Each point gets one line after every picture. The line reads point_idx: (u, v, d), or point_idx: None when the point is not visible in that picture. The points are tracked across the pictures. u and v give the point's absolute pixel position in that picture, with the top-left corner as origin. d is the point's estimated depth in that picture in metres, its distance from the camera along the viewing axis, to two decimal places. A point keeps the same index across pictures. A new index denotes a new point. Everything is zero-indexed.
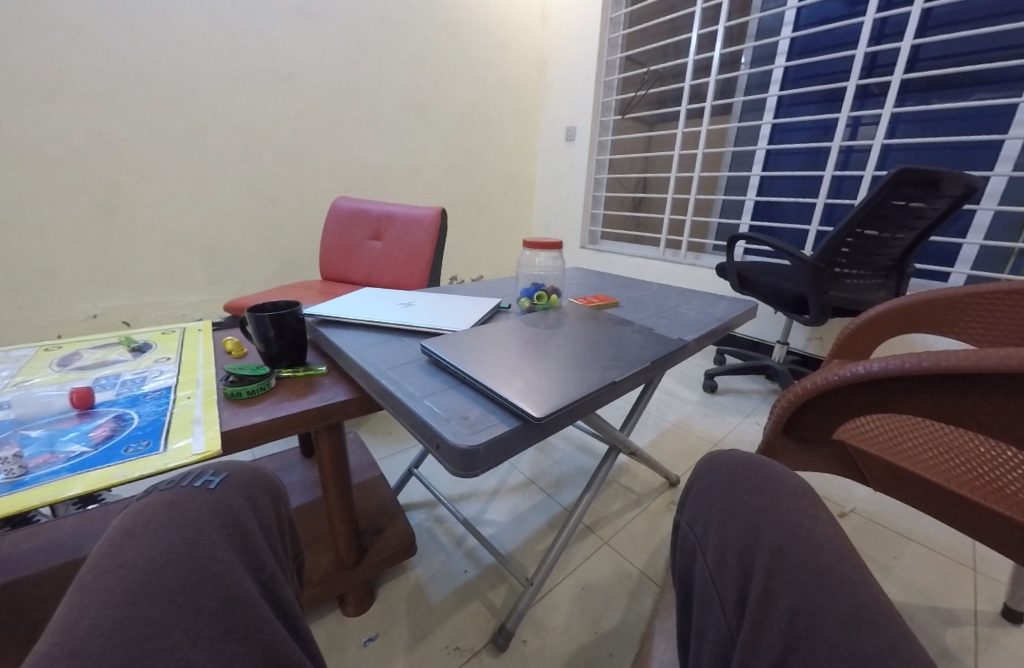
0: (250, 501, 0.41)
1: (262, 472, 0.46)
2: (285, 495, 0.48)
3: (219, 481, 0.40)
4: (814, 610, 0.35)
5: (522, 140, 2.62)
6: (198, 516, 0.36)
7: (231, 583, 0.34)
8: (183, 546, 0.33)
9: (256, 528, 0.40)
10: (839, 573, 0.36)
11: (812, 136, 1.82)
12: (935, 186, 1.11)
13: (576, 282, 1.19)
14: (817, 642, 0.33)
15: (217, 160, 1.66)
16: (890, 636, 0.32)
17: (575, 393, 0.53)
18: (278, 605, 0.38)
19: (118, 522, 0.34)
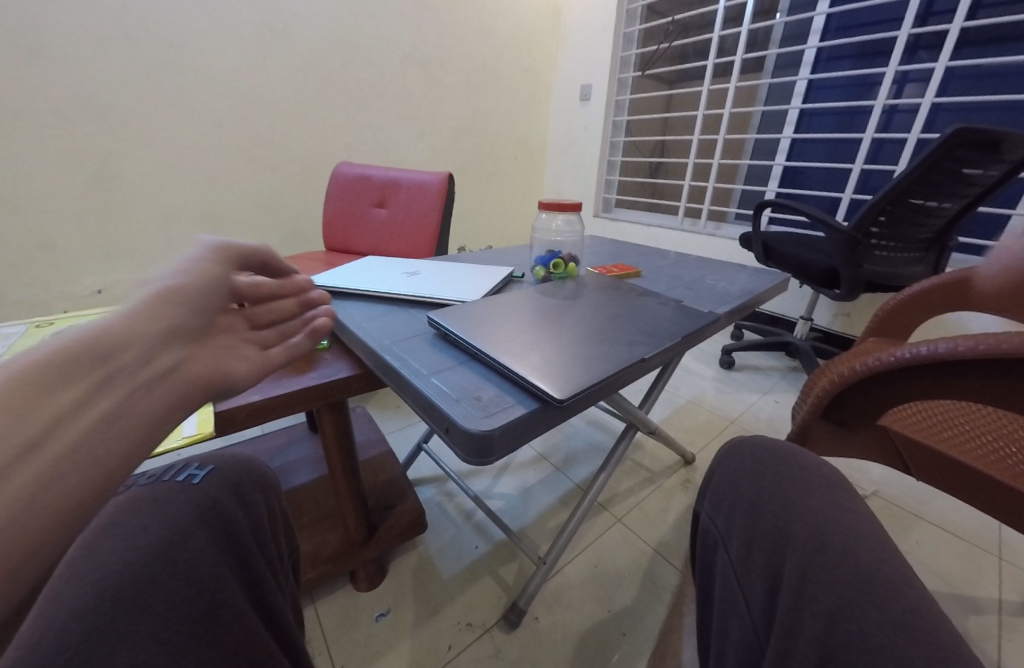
0: (239, 495, 0.39)
1: (252, 462, 0.43)
2: (278, 485, 0.46)
3: (203, 474, 0.37)
4: (853, 616, 0.31)
5: (535, 101, 2.49)
6: (179, 514, 0.34)
7: (214, 587, 0.32)
8: (163, 548, 0.31)
9: (244, 525, 0.37)
10: (882, 576, 0.32)
11: (848, 94, 1.69)
12: (995, 148, 1.01)
13: (592, 251, 1.13)
14: (855, 654, 0.30)
15: (216, 125, 1.59)
16: (937, 652, 0.28)
17: (599, 372, 0.48)
18: (264, 607, 0.36)
19: (96, 517, 0.33)
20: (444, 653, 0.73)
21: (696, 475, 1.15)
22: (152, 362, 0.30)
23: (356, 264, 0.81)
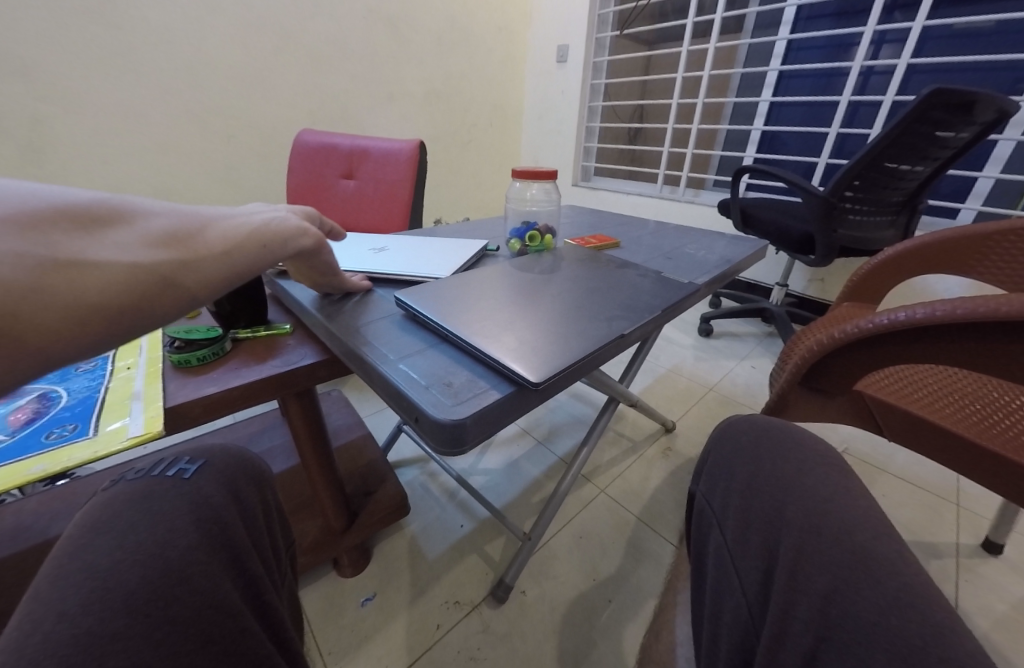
0: (232, 491, 0.36)
1: (245, 456, 0.40)
2: (273, 478, 0.43)
3: (194, 469, 0.35)
4: (848, 594, 0.31)
5: (508, 62, 2.36)
6: (171, 509, 0.31)
7: (211, 588, 0.29)
8: (153, 549, 0.29)
9: (241, 522, 0.34)
10: (879, 555, 0.32)
11: (826, 55, 1.65)
12: (968, 109, 1.00)
13: (571, 222, 1.09)
14: (851, 631, 0.30)
15: (160, 89, 1.43)
16: (931, 624, 0.28)
17: (577, 351, 0.46)
18: (264, 611, 0.32)
19: (84, 516, 0.31)
20: (434, 632, 0.73)
21: (677, 443, 1.16)
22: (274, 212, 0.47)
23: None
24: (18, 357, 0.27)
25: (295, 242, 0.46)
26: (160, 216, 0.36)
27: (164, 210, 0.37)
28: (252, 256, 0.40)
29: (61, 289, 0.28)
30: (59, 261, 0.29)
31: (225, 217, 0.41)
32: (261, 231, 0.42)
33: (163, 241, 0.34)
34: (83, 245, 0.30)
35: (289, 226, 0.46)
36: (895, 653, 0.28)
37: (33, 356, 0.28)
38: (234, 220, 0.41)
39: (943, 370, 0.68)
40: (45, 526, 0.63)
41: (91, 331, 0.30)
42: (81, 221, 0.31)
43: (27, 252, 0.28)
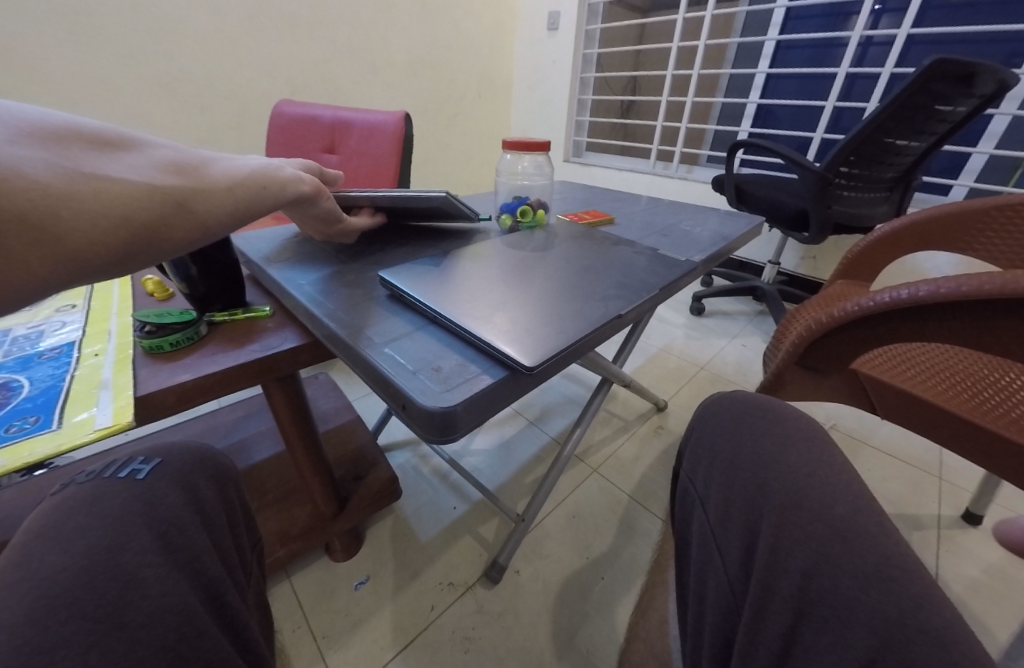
0: (189, 488, 0.35)
1: (203, 451, 0.39)
2: (238, 476, 0.41)
3: (148, 469, 0.34)
4: (830, 569, 0.30)
5: (497, 28, 2.25)
6: (122, 512, 0.30)
7: (166, 590, 0.28)
8: (104, 552, 0.28)
9: (200, 521, 0.33)
10: (860, 530, 0.32)
11: (824, 24, 1.60)
12: (968, 81, 0.98)
13: (563, 198, 1.06)
14: (834, 607, 0.29)
15: (126, 56, 1.34)
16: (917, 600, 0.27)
17: (572, 334, 0.44)
18: (227, 611, 0.31)
19: (33, 521, 0.30)
20: (427, 614, 0.73)
21: (669, 422, 1.17)
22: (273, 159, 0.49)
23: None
24: (49, 258, 0.28)
25: (300, 184, 0.48)
26: (168, 149, 0.37)
27: (172, 141, 0.38)
28: (260, 191, 0.41)
29: (86, 200, 0.29)
30: (82, 173, 0.30)
31: (228, 158, 0.42)
32: (263, 172, 0.43)
33: (175, 167, 0.35)
34: (103, 163, 0.31)
35: (290, 170, 0.47)
36: (871, 624, 0.28)
37: (62, 261, 0.29)
38: (236, 159, 0.42)
39: (937, 348, 0.68)
40: (20, 521, 0.61)
41: (111, 247, 0.31)
42: (93, 142, 0.32)
43: (54, 163, 0.29)
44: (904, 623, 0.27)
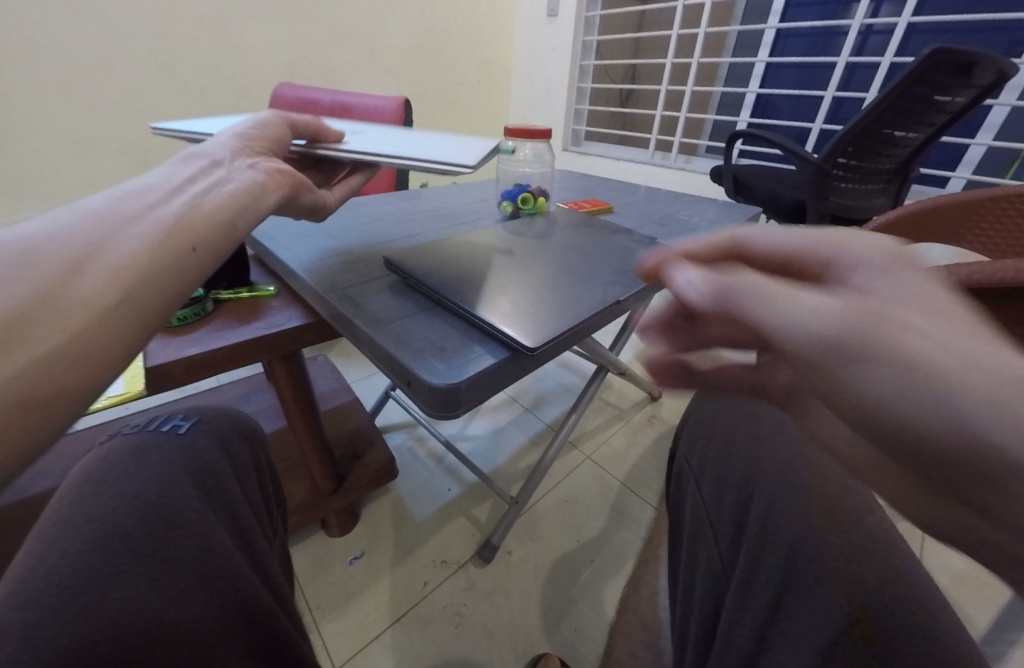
0: (224, 446, 0.40)
1: (234, 414, 0.45)
2: (263, 439, 0.47)
3: (188, 424, 0.40)
4: (815, 542, 0.32)
5: (496, 14, 2.22)
6: (166, 462, 0.35)
7: (205, 533, 0.31)
8: (149, 495, 0.32)
9: (232, 476, 0.38)
10: (845, 504, 0.33)
11: (824, 12, 1.58)
12: (967, 71, 0.98)
13: (561, 186, 1.06)
14: (816, 569, 0.31)
15: (123, 35, 1.31)
16: (893, 566, 0.29)
17: (573, 318, 0.45)
18: (257, 558, 0.35)
19: (86, 465, 0.34)
20: (420, 590, 0.75)
21: (662, 410, 1.18)
22: (201, 175, 0.38)
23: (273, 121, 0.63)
24: None
25: (237, 221, 0.37)
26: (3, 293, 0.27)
27: (34, 248, 0.29)
28: (165, 279, 0.32)
29: None
30: None
31: (113, 236, 0.31)
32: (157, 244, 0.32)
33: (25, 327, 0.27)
34: None
35: (218, 208, 0.36)
36: (844, 586, 0.29)
37: None
38: (131, 226, 0.32)
39: None
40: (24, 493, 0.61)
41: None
42: None
43: None
44: (886, 586, 0.28)
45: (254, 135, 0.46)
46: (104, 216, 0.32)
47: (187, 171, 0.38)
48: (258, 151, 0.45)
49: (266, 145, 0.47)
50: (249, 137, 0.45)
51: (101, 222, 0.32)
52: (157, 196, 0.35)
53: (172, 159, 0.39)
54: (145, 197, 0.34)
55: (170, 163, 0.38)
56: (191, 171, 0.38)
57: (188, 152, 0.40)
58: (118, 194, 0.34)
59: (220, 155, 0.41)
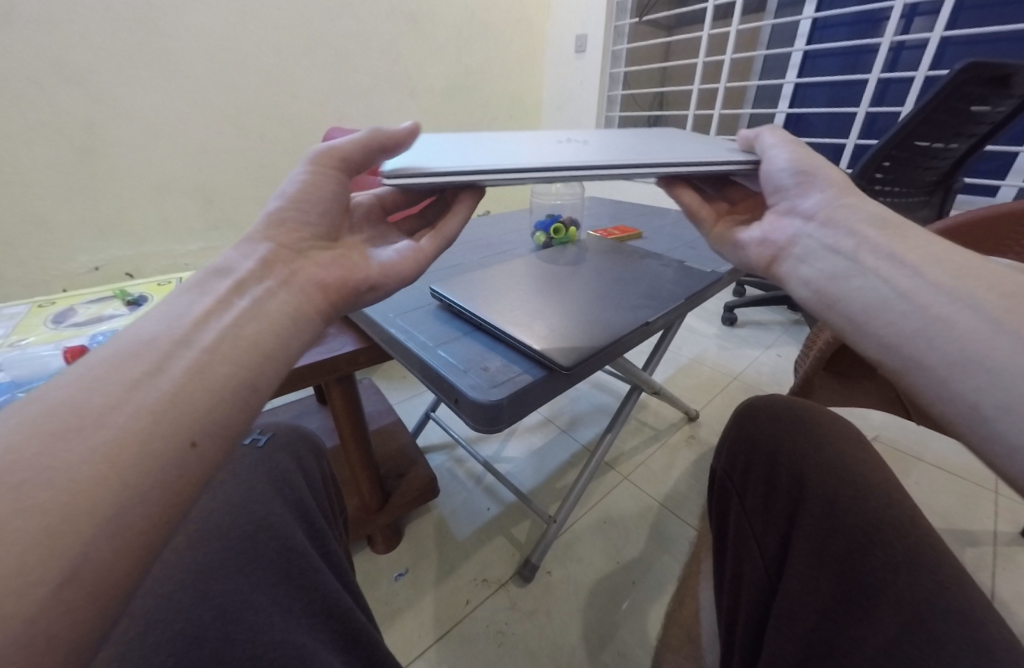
0: (295, 457, 0.44)
1: (305, 431, 0.49)
2: (327, 453, 0.51)
3: (265, 439, 0.44)
4: (861, 559, 0.32)
5: (527, 52, 2.34)
6: (251, 473, 0.39)
7: (285, 534, 0.35)
8: (237, 502, 0.36)
9: (304, 485, 0.42)
10: (894, 520, 0.33)
11: (854, 32, 1.59)
12: (1003, 83, 0.96)
13: (592, 213, 1.10)
14: (867, 584, 0.31)
15: (197, 92, 1.48)
16: (940, 581, 0.29)
17: (605, 339, 0.48)
18: (328, 557, 0.39)
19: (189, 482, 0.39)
20: (463, 607, 0.77)
21: (700, 431, 1.17)
22: (221, 306, 0.34)
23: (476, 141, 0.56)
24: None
25: (233, 388, 0.31)
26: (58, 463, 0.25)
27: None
28: (139, 491, 0.26)
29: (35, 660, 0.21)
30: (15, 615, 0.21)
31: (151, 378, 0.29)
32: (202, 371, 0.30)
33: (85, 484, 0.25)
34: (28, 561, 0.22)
35: (212, 381, 0.30)
36: (897, 603, 0.29)
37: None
38: (105, 429, 0.26)
39: None
40: None
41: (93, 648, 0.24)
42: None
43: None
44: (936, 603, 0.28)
45: (293, 225, 0.42)
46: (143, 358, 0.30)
47: (189, 326, 0.32)
48: (295, 247, 0.41)
49: (306, 236, 0.43)
50: (277, 226, 0.42)
51: (63, 424, 0.26)
52: (143, 369, 0.29)
53: (175, 294, 0.34)
54: (123, 376, 0.28)
55: (177, 301, 0.34)
56: (203, 313, 0.33)
57: (208, 273, 0.36)
58: (99, 369, 0.28)
59: (246, 274, 0.37)
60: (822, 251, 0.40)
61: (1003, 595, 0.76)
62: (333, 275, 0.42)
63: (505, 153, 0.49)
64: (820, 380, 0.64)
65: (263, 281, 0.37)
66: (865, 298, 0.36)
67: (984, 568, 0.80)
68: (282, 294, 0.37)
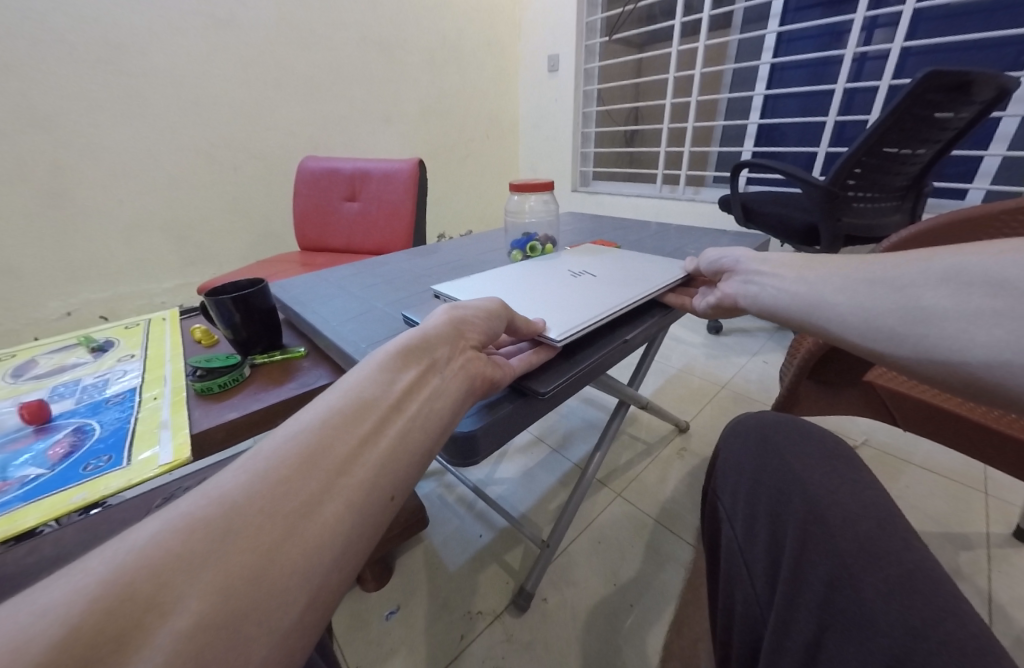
0: None
1: None
2: None
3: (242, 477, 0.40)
4: (851, 580, 0.31)
5: (501, 75, 2.39)
6: None
7: None
8: None
9: None
10: (881, 541, 0.32)
11: (818, 44, 1.65)
12: (965, 90, 1.00)
13: (571, 229, 1.10)
14: (856, 615, 0.30)
15: (169, 128, 1.48)
16: (937, 601, 0.28)
17: (584, 359, 0.46)
18: None
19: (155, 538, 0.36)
20: (458, 643, 0.74)
21: (691, 443, 1.16)
22: (415, 387, 0.32)
23: (494, 282, 0.60)
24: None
25: (424, 456, 0.31)
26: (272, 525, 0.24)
27: (229, 521, 0.23)
28: (345, 559, 0.25)
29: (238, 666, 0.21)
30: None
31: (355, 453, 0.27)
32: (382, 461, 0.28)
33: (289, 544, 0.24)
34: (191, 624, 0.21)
35: (413, 454, 0.30)
36: (890, 630, 0.28)
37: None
38: (342, 483, 0.26)
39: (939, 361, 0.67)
40: None
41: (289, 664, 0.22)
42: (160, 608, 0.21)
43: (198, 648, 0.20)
44: (930, 628, 0.27)
45: (469, 319, 0.40)
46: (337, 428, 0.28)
47: (398, 387, 0.31)
48: (469, 340, 0.39)
49: (480, 333, 0.40)
50: (466, 319, 0.39)
51: (304, 469, 0.26)
52: (373, 424, 0.29)
53: (378, 359, 0.33)
54: (355, 431, 0.28)
55: (383, 364, 0.32)
56: (403, 383, 0.32)
57: (403, 342, 0.34)
58: (334, 421, 0.28)
59: (430, 352, 0.35)
60: (753, 278, 0.50)
61: (1001, 599, 0.75)
62: (493, 374, 0.39)
63: (552, 301, 0.52)
64: (805, 389, 0.63)
65: (446, 363, 0.35)
66: (765, 303, 0.48)
67: (981, 571, 0.80)
68: (454, 383, 0.34)
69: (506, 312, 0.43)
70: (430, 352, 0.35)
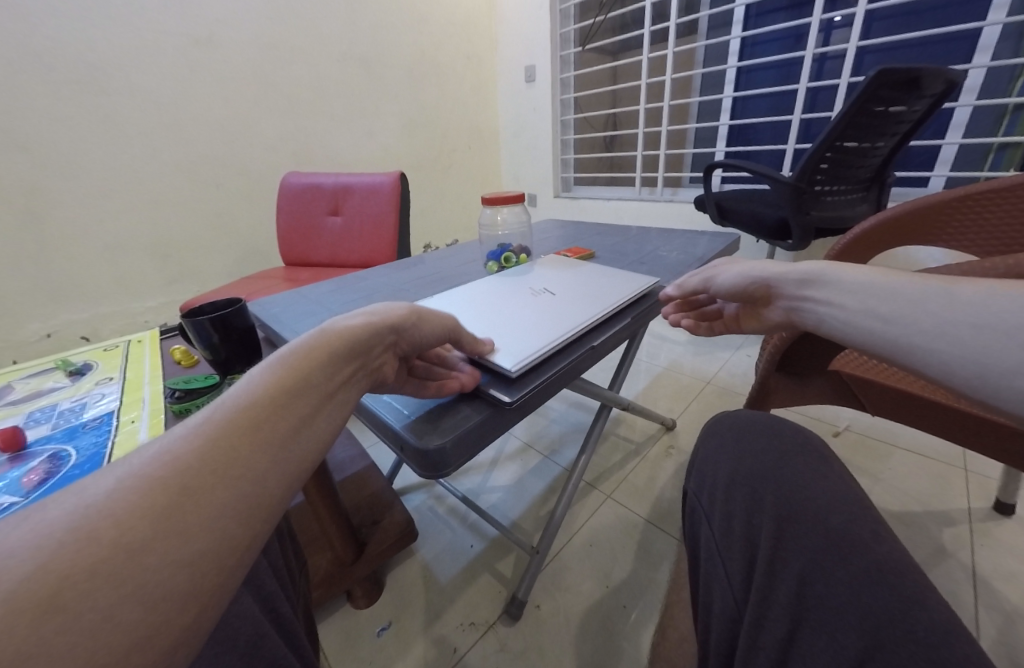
0: None
1: None
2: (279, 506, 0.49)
3: None
4: (821, 575, 0.32)
5: (480, 87, 2.43)
6: None
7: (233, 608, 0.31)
8: None
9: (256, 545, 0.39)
10: (853, 535, 0.33)
11: (782, 47, 1.70)
12: (915, 84, 1.04)
13: (548, 237, 1.12)
14: (828, 613, 0.30)
15: (147, 148, 1.47)
16: (906, 594, 0.29)
17: (554, 366, 0.47)
18: (278, 621, 0.36)
19: None
20: (451, 655, 0.74)
21: (678, 439, 1.17)
22: (350, 382, 0.34)
23: (459, 300, 0.61)
24: None
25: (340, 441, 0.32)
26: (210, 481, 0.24)
27: (179, 485, 0.23)
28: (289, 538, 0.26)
29: None
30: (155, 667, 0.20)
31: (295, 428, 0.29)
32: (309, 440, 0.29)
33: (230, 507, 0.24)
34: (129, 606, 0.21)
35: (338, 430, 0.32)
36: (866, 624, 0.29)
37: None
38: (285, 456, 0.27)
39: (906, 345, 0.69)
40: None
41: None
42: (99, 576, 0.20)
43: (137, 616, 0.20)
44: (895, 625, 0.28)
45: (418, 327, 0.41)
46: (280, 398, 0.29)
47: (337, 376, 0.33)
48: (400, 345, 0.40)
49: (422, 340, 0.42)
50: (419, 320, 0.41)
51: (248, 433, 0.26)
52: (311, 405, 0.30)
53: (327, 337, 0.34)
54: (297, 408, 0.29)
55: (334, 347, 0.34)
56: (341, 374, 0.33)
57: (354, 332, 0.35)
58: (276, 393, 0.29)
59: (368, 347, 0.36)
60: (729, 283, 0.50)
61: (985, 574, 0.77)
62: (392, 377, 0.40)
63: (520, 320, 0.54)
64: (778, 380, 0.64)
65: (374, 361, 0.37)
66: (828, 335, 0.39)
67: (964, 547, 0.81)
68: (368, 383, 0.37)
69: (453, 330, 0.45)
70: (371, 349, 0.36)
